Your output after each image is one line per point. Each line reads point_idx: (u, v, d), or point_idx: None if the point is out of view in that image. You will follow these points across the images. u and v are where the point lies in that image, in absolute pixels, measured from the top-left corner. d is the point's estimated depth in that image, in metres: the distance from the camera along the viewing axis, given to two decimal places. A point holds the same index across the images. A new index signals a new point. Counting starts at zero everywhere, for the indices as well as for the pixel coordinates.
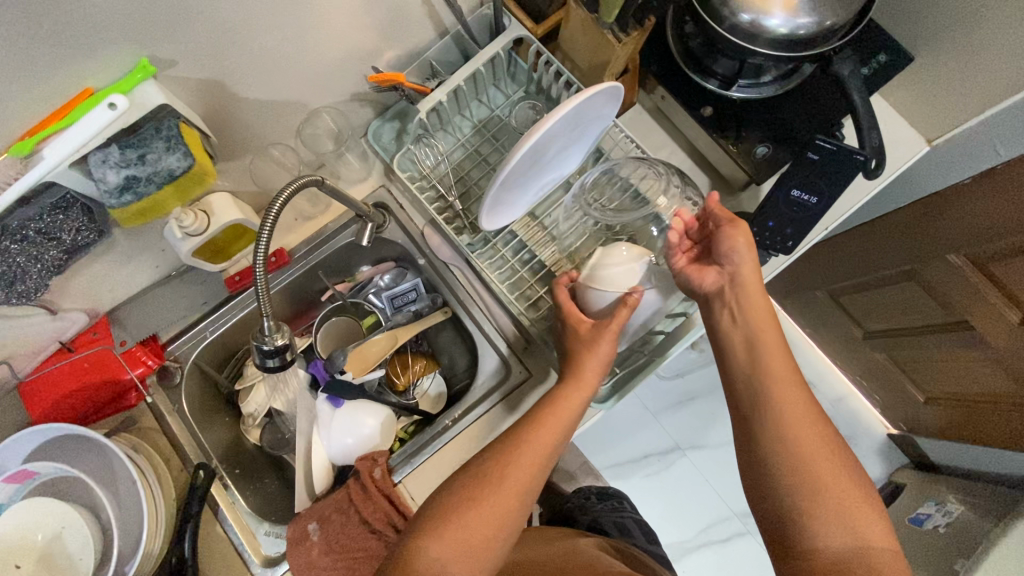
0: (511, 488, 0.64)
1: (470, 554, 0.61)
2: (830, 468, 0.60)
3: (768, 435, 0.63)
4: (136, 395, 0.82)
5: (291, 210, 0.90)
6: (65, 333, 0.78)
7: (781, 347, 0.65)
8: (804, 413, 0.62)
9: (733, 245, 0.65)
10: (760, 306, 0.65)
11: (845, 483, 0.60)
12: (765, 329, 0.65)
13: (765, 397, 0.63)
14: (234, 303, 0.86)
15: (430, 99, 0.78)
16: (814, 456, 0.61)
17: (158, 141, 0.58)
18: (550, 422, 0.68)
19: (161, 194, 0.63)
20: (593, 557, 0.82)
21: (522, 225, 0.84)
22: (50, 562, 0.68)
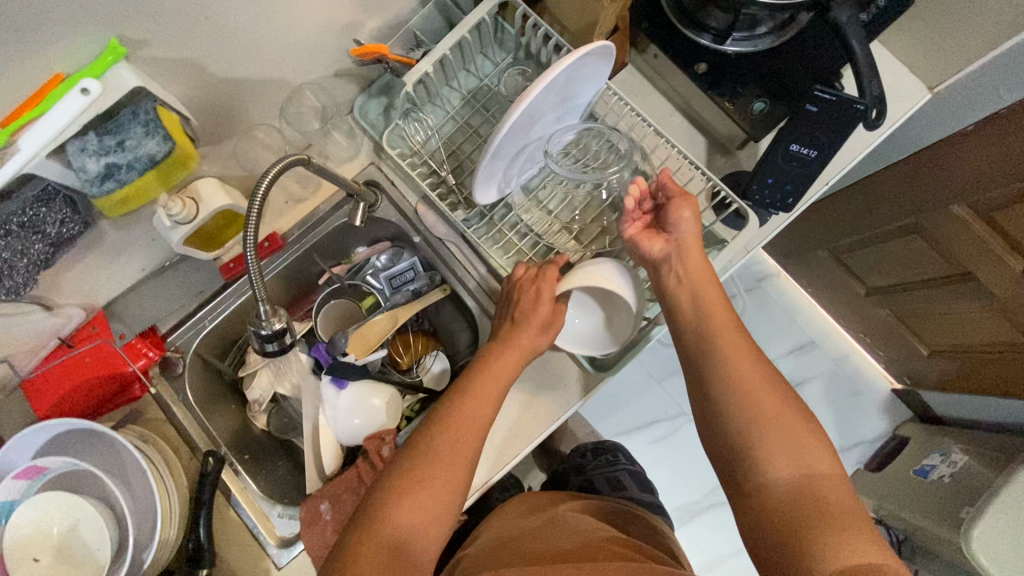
0: (470, 430, 0.68)
1: (429, 514, 0.63)
2: (775, 406, 0.63)
3: (708, 362, 0.67)
4: (140, 386, 0.82)
5: (282, 193, 0.88)
6: (64, 328, 0.77)
7: (727, 310, 0.69)
8: (755, 360, 0.66)
9: (680, 215, 0.69)
10: (702, 270, 0.70)
11: (780, 410, 0.63)
12: (712, 293, 0.69)
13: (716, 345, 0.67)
14: (231, 291, 0.86)
15: (415, 70, 0.75)
16: (759, 395, 0.63)
17: (136, 126, 0.56)
18: (513, 351, 0.74)
19: (143, 181, 0.62)
20: (574, 521, 0.83)
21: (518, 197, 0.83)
22: (68, 552, 0.69)
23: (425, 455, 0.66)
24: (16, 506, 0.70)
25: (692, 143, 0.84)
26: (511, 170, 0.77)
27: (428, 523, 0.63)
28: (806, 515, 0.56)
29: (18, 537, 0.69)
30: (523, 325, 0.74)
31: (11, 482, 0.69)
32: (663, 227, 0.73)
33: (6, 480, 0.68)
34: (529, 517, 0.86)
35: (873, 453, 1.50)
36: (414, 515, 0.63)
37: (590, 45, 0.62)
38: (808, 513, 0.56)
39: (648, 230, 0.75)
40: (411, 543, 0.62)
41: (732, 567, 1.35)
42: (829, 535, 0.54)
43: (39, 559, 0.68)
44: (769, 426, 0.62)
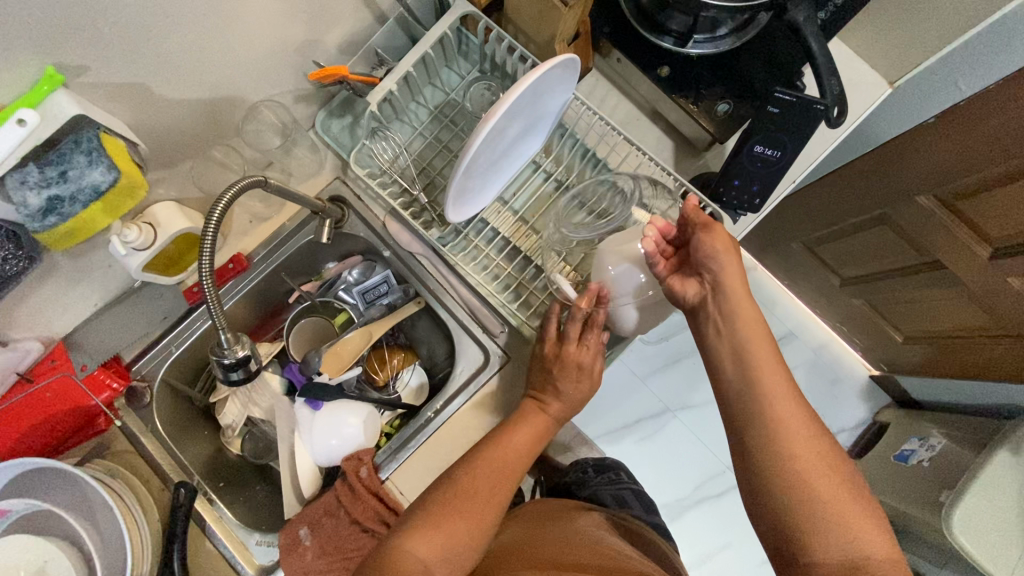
0: (482, 500, 0.68)
1: (452, 554, 0.63)
2: (827, 479, 0.58)
3: (759, 426, 0.61)
4: (105, 419, 0.80)
5: (245, 212, 0.86)
6: (21, 363, 0.74)
7: (780, 364, 0.64)
8: (812, 427, 0.61)
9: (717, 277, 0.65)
10: (746, 314, 0.65)
11: (832, 484, 0.58)
12: (756, 338, 0.64)
13: (763, 411, 0.61)
14: (195, 315, 0.84)
15: (379, 88, 0.74)
16: (809, 469, 0.59)
17: (78, 156, 0.54)
18: (529, 425, 0.75)
19: (90, 212, 0.59)
20: (597, 539, 0.81)
21: (489, 210, 0.82)
22: None
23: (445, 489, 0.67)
24: None
25: (660, 146, 0.84)
26: (489, 184, 0.76)
27: (448, 560, 0.63)
28: None
29: None
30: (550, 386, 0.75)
31: None
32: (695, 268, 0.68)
33: None
34: (552, 528, 0.84)
35: (855, 439, 1.52)
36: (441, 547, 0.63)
37: (555, 58, 0.61)
38: None
39: (682, 270, 0.70)
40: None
41: (722, 562, 1.37)
42: None
43: None
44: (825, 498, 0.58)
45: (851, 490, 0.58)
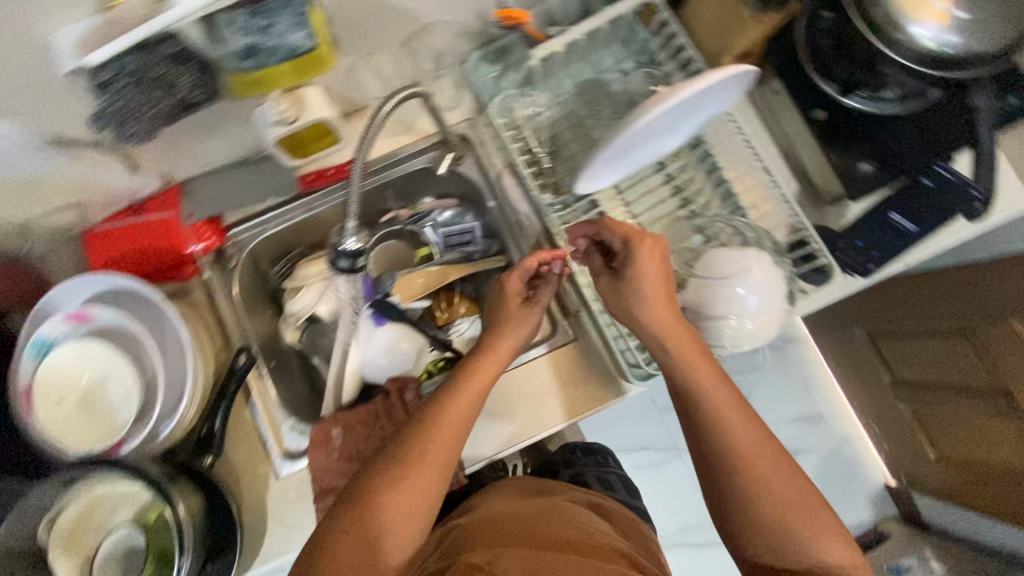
0: (443, 448, 0.63)
1: (415, 508, 0.61)
2: (801, 511, 0.60)
3: (733, 466, 0.62)
4: (192, 269, 0.82)
5: (371, 121, 0.86)
6: (138, 193, 0.80)
7: (733, 399, 0.64)
8: (780, 479, 0.61)
9: (661, 312, 0.66)
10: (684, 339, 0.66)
11: (803, 512, 0.60)
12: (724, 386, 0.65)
13: (731, 435, 0.62)
14: (302, 202, 0.88)
15: (544, 48, 0.78)
16: (784, 499, 0.60)
17: (286, 15, 0.58)
18: (473, 382, 0.68)
19: (279, 71, 0.63)
20: (572, 512, 0.83)
21: (604, 194, 0.82)
22: (93, 405, 0.70)
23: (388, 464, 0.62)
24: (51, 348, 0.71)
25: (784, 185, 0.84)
26: (618, 169, 0.77)
27: (406, 519, 0.60)
28: None
29: (52, 377, 0.70)
30: (505, 331, 0.73)
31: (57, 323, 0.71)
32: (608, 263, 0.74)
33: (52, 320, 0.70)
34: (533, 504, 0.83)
35: None
36: (398, 509, 0.60)
37: (736, 66, 0.63)
38: None
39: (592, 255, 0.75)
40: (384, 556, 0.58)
41: None
42: None
43: (65, 402, 0.70)
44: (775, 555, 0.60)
45: (819, 517, 0.61)
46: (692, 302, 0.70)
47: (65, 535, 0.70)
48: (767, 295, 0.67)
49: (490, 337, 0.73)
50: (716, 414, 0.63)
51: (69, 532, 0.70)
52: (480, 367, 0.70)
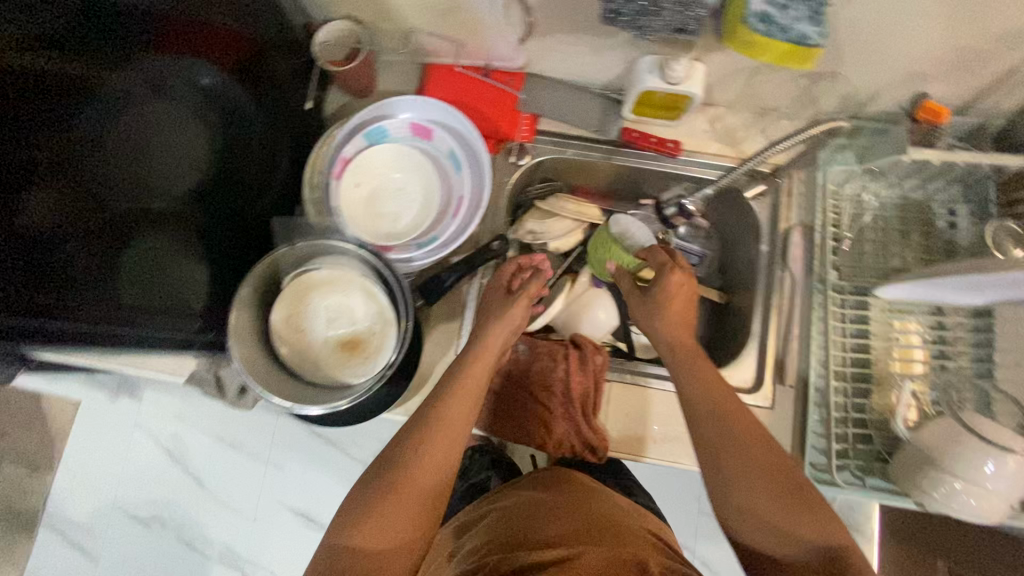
0: (440, 456, 0.64)
1: (436, 483, 0.64)
2: (749, 430, 0.64)
3: (716, 441, 0.64)
4: (495, 146, 0.89)
5: (707, 119, 0.89)
6: (497, 62, 0.87)
7: (724, 392, 0.67)
8: (833, 532, 0.58)
9: (668, 317, 0.76)
10: (703, 379, 0.69)
11: (750, 433, 0.64)
12: (708, 370, 0.70)
13: (730, 434, 0.64)
14: (611, 150, 0.92)
15: (922, 155, 0.77)
16: (746, 439, 0.63)
17: (804, 5, 0.57)
18: (463, 398, 0.70)
19: (772, 47, 0.58)
20: (601, 505, 0.76)
21: (878, 304, 0.82)
22: (377, 203, 0.77)
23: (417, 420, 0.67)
24: (385, 137, 0.77)
25: None
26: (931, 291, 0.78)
27: (411, 494, 0.62)
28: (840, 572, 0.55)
29: (371, 161, 0.77)
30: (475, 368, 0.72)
31: (406, 126, 0.77)
32: (515, 291, 0.80)
33: (405, 122, 0.77)
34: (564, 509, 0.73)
35: None
36: (411, 482, 0.62)
37: None
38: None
39: (519, 284, 0.80)
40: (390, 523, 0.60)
41: None
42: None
43: (360, 189, 0.77)
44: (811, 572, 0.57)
45: (770, 450, 0.63)
46: (928, 443, 0.70)
47: (298, 289, 0.77)
48: (1011, 483, 0.66)
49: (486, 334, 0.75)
50: (713, 409, 0.66)
51: (302, 289, 0.78)
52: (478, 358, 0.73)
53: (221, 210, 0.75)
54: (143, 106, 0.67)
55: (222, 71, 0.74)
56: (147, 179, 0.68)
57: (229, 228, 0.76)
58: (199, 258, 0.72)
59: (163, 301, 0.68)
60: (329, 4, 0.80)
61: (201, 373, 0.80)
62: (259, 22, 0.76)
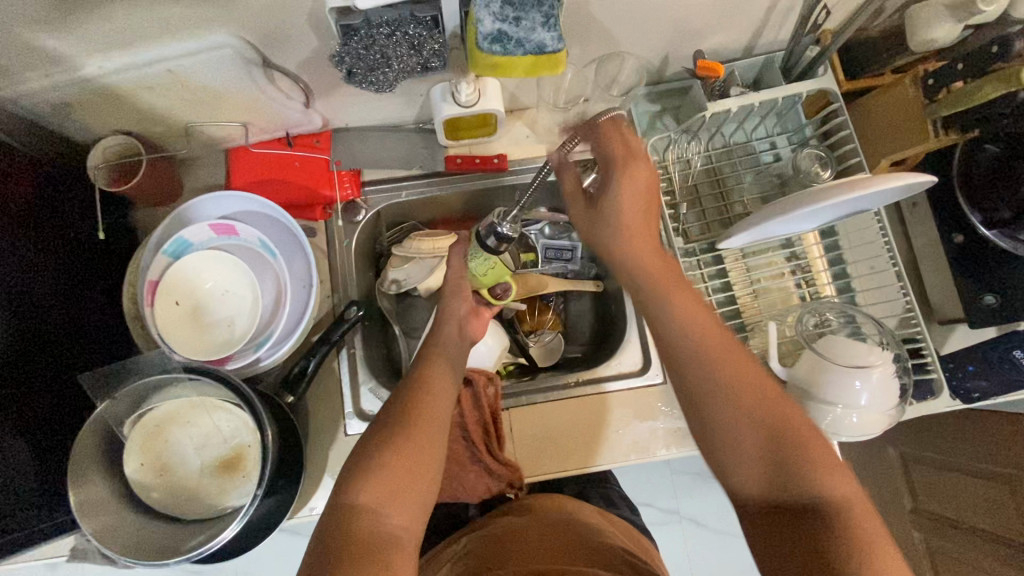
0: (428, 445, 0.61)
1: (419, 478, 0.58)
2: (723, 355, 0.56)
3: (703, 386, 0.56)
4: (322, 212, 0.85)
5: (525, 123, 0.90)
6: (295, 128, 0.83)
7: (702, 311, 0.57)
8: (814, 462, 0.52)
9: (632, 247, 0.59)
10: (686, 306, 0.57)
11: (729, 358, 0.56)
12: (685, 293, 0.58)
13: (713, 352, 0.56)
14: (443, 180, 0.90)
15: (722, 105, 0.78)
16: (722, 355, 0.55)
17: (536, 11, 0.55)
18: (446, 382, 0.67)
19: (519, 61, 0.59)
20: (560, 518, 0.72)
21: (732, 254, 0.84)
22: (203, 314, 0.73)
23: (404, 414, 0.62)
24: (188, 247, 0.73)
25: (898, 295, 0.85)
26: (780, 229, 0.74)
27: (402, 500, 0.56)
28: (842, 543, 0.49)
29: (180, 276, 0.73)
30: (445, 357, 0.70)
31: (206, 229, 0.73)
32: None
33: (203, 225, 0.73)
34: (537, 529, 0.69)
35: None
36: (394, 496, 0.56)
37: (913, 175, 0.61)
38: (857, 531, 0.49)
39: None
40: (385, 518, 0.55)
41: None
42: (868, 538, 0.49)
43: (181, 306, 0.72)
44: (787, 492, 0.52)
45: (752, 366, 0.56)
46: (803, 380, 0.72)
47: (148, 431, 0.71)
48: (882, 396, 0.69)
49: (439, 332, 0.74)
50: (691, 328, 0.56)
51: (153, 429, 0.71)
52: (434, 374, 0.67)
53: (19, 384, 0.66)
54: None
55: None
56: None
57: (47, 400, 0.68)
58: (8, 452, 0.63)
59: None
60: (91, 124, 0.74)
61: (82, 546, 0.75)
62: None
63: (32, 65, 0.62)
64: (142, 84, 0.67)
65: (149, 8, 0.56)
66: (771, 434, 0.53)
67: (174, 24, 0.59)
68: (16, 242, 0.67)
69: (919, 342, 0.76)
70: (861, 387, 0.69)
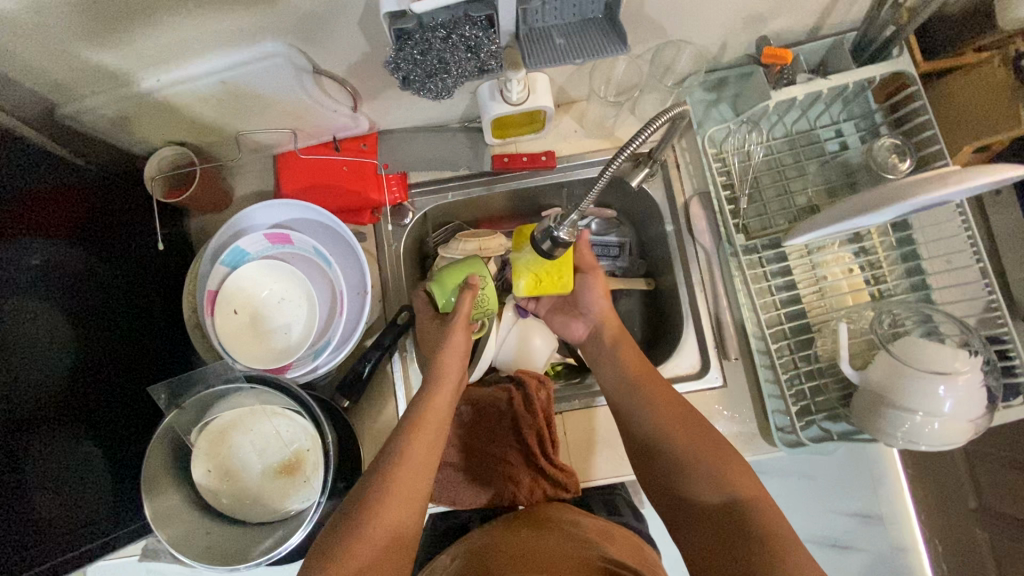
0: (423, 453, 0.63)
1: (415, 485, 0.61)
2: (668, 412, 0.66)
3: (638, 426, 0.68)
4: (370, 216, 0.85)
5: (573, 117, 0.87)
6: (342, 132, 0.82)
7: (645, 380, 0.70)
8: (710, 471, 0.60)
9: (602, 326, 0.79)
10: (631, 361, 0.74)
11: (671, 413, 0.66)
12: (643, 374, 0.71)
13: (655, 419, 0.66)
14: (491, 179, 0.88)
15: (788, 92, 0.74)
16: (664, 413, 0.66)
17: None
18: (448, 387, 0.70)
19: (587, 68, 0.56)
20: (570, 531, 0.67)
21: (795, 250, 0.80)
22: (261, 322, 0.74)
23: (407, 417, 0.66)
24: (244, 257, 0.74)
25: None
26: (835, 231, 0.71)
27: (395, 498, 0.58)
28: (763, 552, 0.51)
29: (238, 286, 0.74)
30: (456, 356, 0.71)
31: (262, 239, 0.74)
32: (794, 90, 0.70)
33: (260, 235, 0.74)
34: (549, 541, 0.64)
35: None
36: (385, 504, 0.58)
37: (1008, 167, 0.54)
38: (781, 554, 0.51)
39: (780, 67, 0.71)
40: (370, 521, 0.56)
41: None
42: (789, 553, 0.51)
43: (240, 315, 0.73)
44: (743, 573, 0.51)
45: (694, 430, 0.64)
46: (878, 385, 0.68)
47: (211, 438, 0.72)
48: (967, 404, 0.65)
49: (437, 362, 0.71)
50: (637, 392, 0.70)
51: (216, 436, 0.73)
52: (434, 401, 0.68)
53: (99, 391, 0.67)
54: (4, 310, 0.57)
55: (48, 238, 0.64)
56: (34, 389, 0.59)
57: (123, 408, 0.70)
58: (92, 461, 0.65)
59: (68, 526, 0.61)
60: (147, 135, 0.75)
61: (154, 543, 0.78)
62: (51, 170, 0.66)
63: (93, 81, 0.63)
64: (195, 96, 0.68)
65: (202, 21, 0.55)
66: (676, 486, 0.62)
67: (227, 35, 0.58)
68: (84, 252, 0.68)
69: (1010, 343, 0.70)
70: (945, 393, 0.64)
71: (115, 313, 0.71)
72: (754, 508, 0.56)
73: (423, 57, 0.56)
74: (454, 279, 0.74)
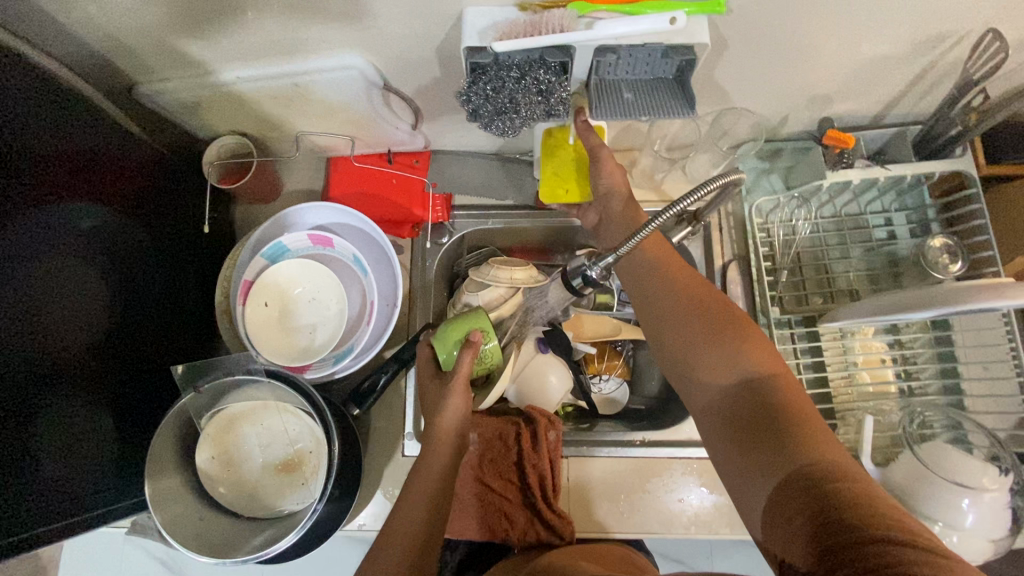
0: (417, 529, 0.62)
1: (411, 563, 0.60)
2: (697, 296, 0.62)
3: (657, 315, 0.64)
4: (410, 231, 0.86)
5: (624, 164, 0.88)
6: (398, 146, 0.84)
7: (678, 265, 0.66)
8: (745, 355, 0.56)
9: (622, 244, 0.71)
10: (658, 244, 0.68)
11: (698, 302, 0.62)
12: (677, 262, 0.66)
13: (685, 301, 0.62)
14: (533, 212, 0.89)
15: (844, 175, 0.74)
16: (689, 303, 0.62)
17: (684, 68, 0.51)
18: (445, 446, 0.69)
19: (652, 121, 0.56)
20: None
21: (829, 332, 0.78)
22: (289, 318, 0.75)
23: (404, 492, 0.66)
24: (284, 252, 0.76)
25: None
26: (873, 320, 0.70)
27: None
28: (792, 450, 0.48)
29: (274, 279, 0.75)
30: (457, 415, 0.70)
31: (305, 238, 0.76)
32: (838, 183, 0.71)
33: (304, 234, 0.76)
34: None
35: None
36: None
37: None
38: (818, 455, 0.47)
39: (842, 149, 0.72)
40: None
41: None
42: (820, 449, 0.47)
43: (270, 308, 0.74)
44: (775, 452, 0.49)
45: (718, 322, 0.60)
46: (900, 485, 0.66)
47: (220, 426, 0.73)
48: (990, 522, 0.63)
49: (436, 423, 0.69)
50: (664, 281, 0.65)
51: (226, 423, 0.73)
52: (429, 466, 0.67)
53: (120, 360, 0.68)
54: (48, 266, 0.59)
55: (100, 205, 0.66)
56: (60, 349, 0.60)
57: (140, 380, 0.71)
58: (102, 429, 0.65)
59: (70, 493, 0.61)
60: (212, 121, 0.77)
61: (143, 519, 0.77)
62: (120, 142, 0.69)
63: (174, 66, 0.65)
64: (267, 93, 0.70)
65: (293, 27, 0.58)
66: (702, 378, 0.58)
67: (311, 43, 0.61)
68: (132, 223, 0.70)
69: None
70: (969, 507, 0.63)
71: (149, 287, 0.72)
72: (781, 390, 0.53)
73: (495, 93, 0.57)
74: (457, 332, 0.73)
